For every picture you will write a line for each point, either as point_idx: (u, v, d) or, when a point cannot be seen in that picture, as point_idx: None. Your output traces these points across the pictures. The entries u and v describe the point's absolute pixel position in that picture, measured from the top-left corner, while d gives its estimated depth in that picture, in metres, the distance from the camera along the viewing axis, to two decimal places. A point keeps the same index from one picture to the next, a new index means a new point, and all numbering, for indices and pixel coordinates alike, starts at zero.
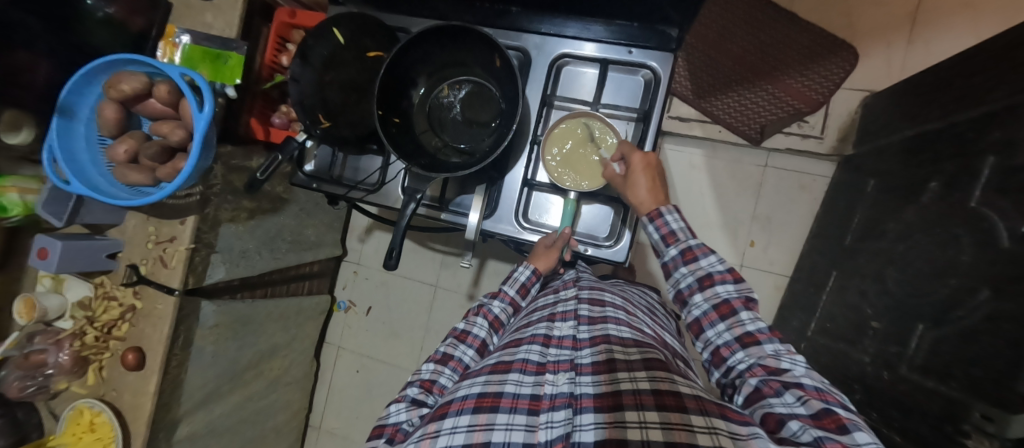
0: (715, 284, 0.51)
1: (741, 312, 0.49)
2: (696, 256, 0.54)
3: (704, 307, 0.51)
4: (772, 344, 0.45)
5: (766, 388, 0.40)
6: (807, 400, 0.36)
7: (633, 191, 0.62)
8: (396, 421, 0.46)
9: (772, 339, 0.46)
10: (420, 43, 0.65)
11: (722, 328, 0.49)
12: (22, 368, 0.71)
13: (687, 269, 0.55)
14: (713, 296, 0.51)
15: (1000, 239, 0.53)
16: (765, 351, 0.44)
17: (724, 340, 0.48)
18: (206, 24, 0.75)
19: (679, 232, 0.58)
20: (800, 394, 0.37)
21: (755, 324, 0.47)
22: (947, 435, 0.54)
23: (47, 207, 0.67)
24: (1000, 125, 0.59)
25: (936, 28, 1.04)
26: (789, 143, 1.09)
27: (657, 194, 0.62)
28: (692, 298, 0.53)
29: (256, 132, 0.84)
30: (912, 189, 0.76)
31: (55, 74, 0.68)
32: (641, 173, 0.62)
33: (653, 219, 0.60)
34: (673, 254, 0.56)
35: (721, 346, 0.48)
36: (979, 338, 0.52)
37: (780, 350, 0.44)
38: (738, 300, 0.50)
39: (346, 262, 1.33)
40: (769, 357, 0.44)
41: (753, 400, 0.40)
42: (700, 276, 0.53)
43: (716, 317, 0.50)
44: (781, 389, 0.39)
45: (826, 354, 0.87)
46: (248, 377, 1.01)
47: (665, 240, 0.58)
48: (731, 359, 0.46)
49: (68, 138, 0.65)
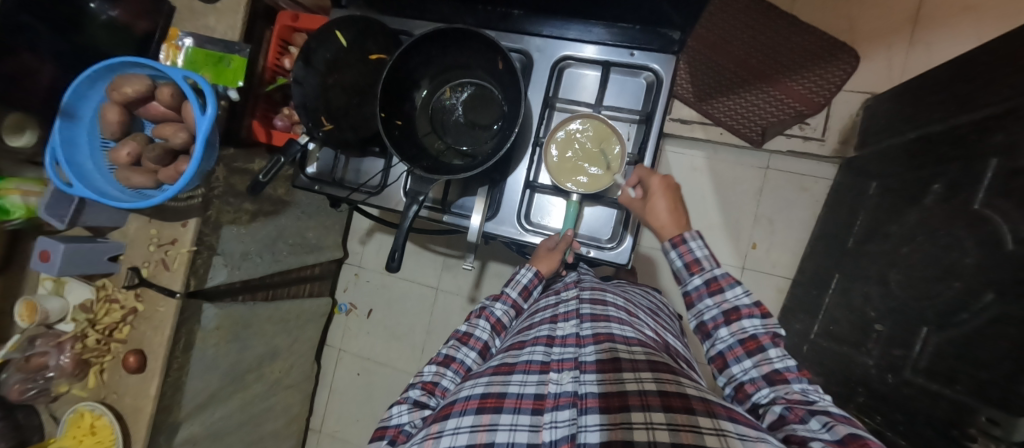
0: (742, 319, 0.50)
1: (769, 349, 0.48)
2: (722, 287, 0.53)
3: (729, 342, 0.50)
4: (800, 384, 0.44)
5: (790, 415, 0.40)
6: (833, 426, 0.36)
7: (653, 214, 0.62)
8: (398, 423, 0.46)
9: (801, 378, 0.44)
10: (423, 46, 0.65)
11: (748, 364, 0.48)
12: (23, 371, 0.71)
13: (712, 300, 0.54)
14: (739, 331, 0.50)
15: (1004, 242, 0.52)
16: (792, 388, 0.43)
17: (750, 376, 0.47)
18: (209, 28, 0.75)
19: (704, 261, 0.56)
20: (826, 421, 0.37)
21: (783, 362, 0.46)
22: (953, 439, 0.54)
23: (49, 210, 0.67)
24: (1003, 128, 0.59)
25: (936, 30, 1.04)
26: (791, 145, 1.09)
27: (679, 217, 0.62)
28: (716, 332, 0.52)
29: (257, 134, 0.84)
30: (915, 191, 0.76)
31: (58, 77, 0.68)
32: (659, 196, 0.62)
33: (676, 245, 0.58)
34: (697, 283, 0.55)
35: (746, 382, 0.47)
36: (985, 341, 0.51)
37: (808, 387, 0.43)
38: (765, 335, 0.49)
39: (348, 264, 1.32)
40: (795, 392, 0.43)
41: (778, 426, 0.40)
42: (726, 310, 0.52)
43: (742, 353, 0.49)
44: (806, 416, 0.39)
45: (829, 357, 0.87)
46: (249, 380, 1.01)
47: (688, 268, 0.57)
48: (756, 395, 0.45)
49: (71, 141, 0.65)
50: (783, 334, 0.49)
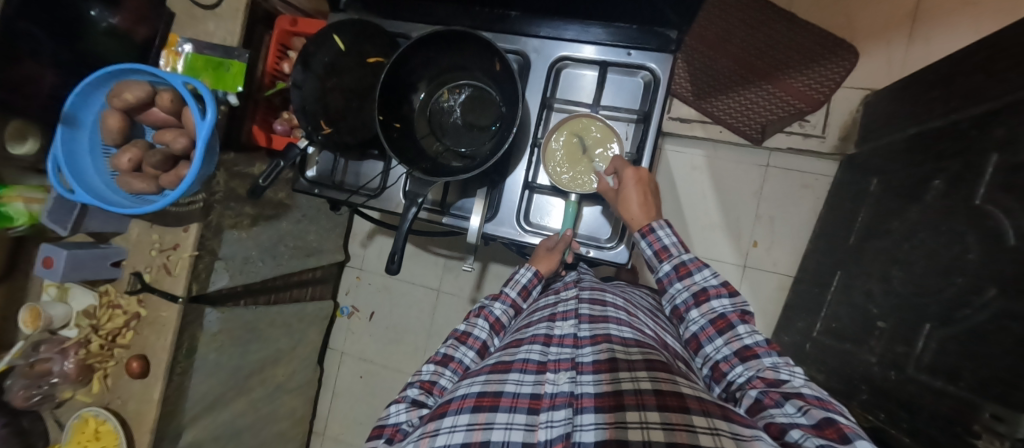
0: (710, 299, 0.52)
1: (738, 325, 0.49)
2: (690, 271, 0.56)
3: (701, 322, 0.52)
4: (771, 357, 0.45)
5: (766, 399, 0.39)
6: (808, 410, 0.36)
7: (625, 204, 0.63)
8: (395, 422, 0.45)
9: (771, 352, 0.45)
10: (420, 48, 0.66)
11: (720, 342, 0.49)
12: (27, 377, 0.71)
13: (682, 284, 0.56)
14: (709, 311, 0.52)
15: (1006, 237, 0.52)
16: (763, 364, 0.44)
17: (723, 354, 0.48)
18: (208, 34, 0.76)
19: (672, 248, 0.59)
20: (800, 405, 0.36)
21: (753, 338, 0.47)
22: (956, 435, 0.53)
23: (50, 217, 0.67)
24: (1003, 122, 0.59)
25: (936, 25, 1.03)
26: (791, 142, 1.09)
27: (650, 209, 0.63)
28: (689, 314, 0.54)
29: (258, 139, 0.85)
30: (916, 187, 0.76)
31: (60, 84, 0.68)
32: (632, 188, 0.62)
33: (646, 234, 0.61)
34: (667, 269, 0.58)
35: (720, 360, 0.48)
36: (987, 337, 0.51)
37: (778, 362, 0.44)
38: (734, 314, 0.50)
39: (349, 267, 1.33)
40: (767, 369, 0.43)
41: (755, 410, 0.39)
42: (695, 291, 0.54)
43: (714, 332, 0.50)
44: (781, 400, 0.38)
45: (832, 354, 0.86)
46: (252, 384, 1.01)
47: (658, 256, 0.59)
48: (731, 373, 0.46)
49: (72, 148, 0.66)
50: (753, 312, 0.51)
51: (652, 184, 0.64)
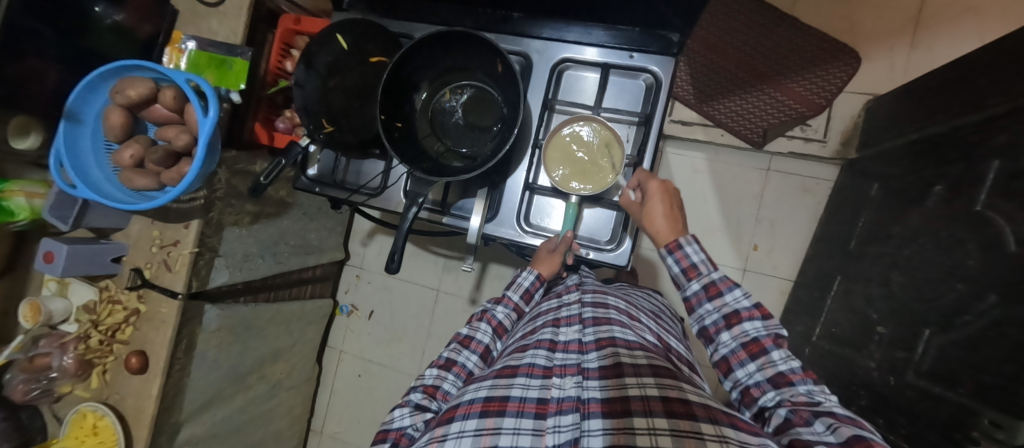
0: (743, 322, 0.50)
1: (772, 351, 0.47)
2: (721, 291, 0.54)
3: (732, 346, 0.50)
4: (805, 385, 0.44)
5: (796, 418, 0.39)
6: (837, 428, 0.36)
7: (651, 218, 0.62)
8: (400, 426, 0.46)
9: (805, 380, 0.44)
10: (423, 49, 0.66)
11: (752, 368, 0.48)
12: (27, 371, 0.72)
13: (712, 305, 0.54)
14: (741, 334, 0.50)
15: (1007, 243, 0.52)
16: (797, 390, 0.43)
17: (755, 380, 0.47)
18: (211, 31, 0.76)
19: (700, 265, 0.57)
20: (830, 422, 0.37)
21: (787, 364, 0.46)
22: (955, 442, 0.53)
23: (53, 211, 0.68)
24: (1004, 128, 0.59)
25: (939, 31, 1.03)
26: (793, 146, 1.09)
27: (677, 223, 0.62)
28: (719, 336, 0.52)
29: (261, 137, 0.86)
30: (916, 193, 0.76)
31: (63, 80, 0.69)
32: (657, 201, 0.63)
33: (672, 251, 0.59)
34: (696, 288, 0.55)
35: (751, 386, 0.47)
36: (987, 344, 0.51)
37: (813, 389, 0.43)
38: (767, 338, 0.49)
39: (349, 265, 1.33)
40: (801, 394, 0.42)
41: (783, 430, 0.40)
42: (726, 313, 0.52)
43: (746, 357, 0.49)
44: (811, 419, 0.38)
45: (831, 359, 0.86)
46: (251, 381, 1.01)
47: (687, 274, 0.57)
48: (762, 398, 0.45)
49: (75, 143, 0.66)
50: (786, 335, 0.49)
51: (677, 198, 0.65)
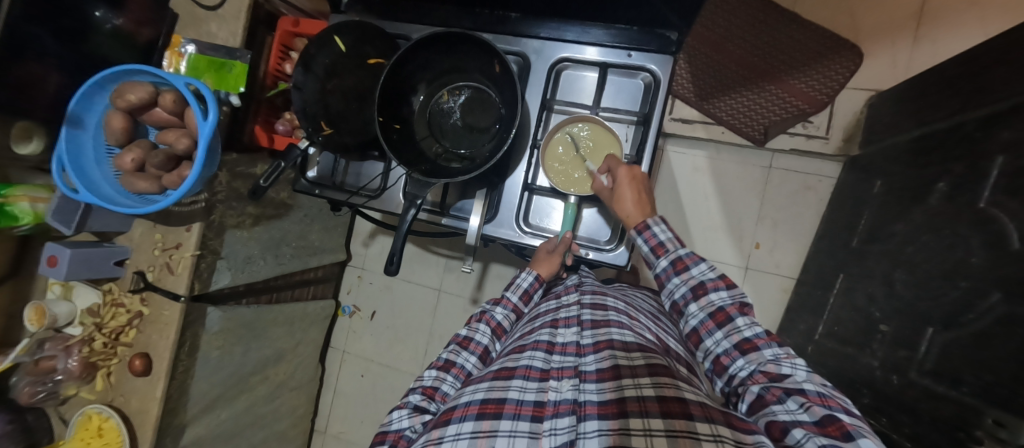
0: (709, 293, 0.51)
1: (737, 318, 0.48)
2: (687, 265, 0.54)
3: (700, 317, 0.50)
4: (771, 349, 0.44)
5: (768, 395, 0.38)
6: (810, 407, 0.35)
7: (620, 203, 0.62)
8: (398, 428, 0.46)
9: (770, 343, 0.45)
10: (420, 50, 0.66)
11: (720, 336, 0.48)
12: (33, 374, 0.72)
13: (679, 279, 0.54)
14: (708, 305, 0.50)
15: (1011, 241, 0.51)
16: (763, 356, 0.43)
17: (723, 347, 0.47)
18: (210, 34, 0.76)
19: (668, 243, 0.57)
20: (802, 401, 0.36)
21: (752, 330, 0.46)
22: (958, 441, 0.53)
23: (56, 216, 0.69)
24: (1008, 124, 0.58)
25: (943, 26, 1.02)
26: (794, 143, 1.08)
27: (645, 206, 0.62)
28: (688, 308, 0.52)
29: (261, 139, 0.86)
30: (919, 190, 0.75)
31: (64, 85, 0.69)
32: (626, 187, 0.62)
33: (641, 231, 0.59)
34: (664, 265, 0.56)
35: (721, 354, 0.47)
36: (991, 342, 0.51)
37: (778, 353, 0.43)
38: (733, 306, 0.49)
39: (351, 266, 1.33)
40: (769, 362, 0.42)
41: (756, 407, 0.39)
42: (693, 285, 0.52)
43: (713, 326, 0.49)
44: (784, 396, 0.38)
45: (834, 357, 0.86)
46: (254, 382, 1.02)
47: (654, 252, 0.58)
48: (732, 366, 0.45)
49: (77, 148, 0.66)
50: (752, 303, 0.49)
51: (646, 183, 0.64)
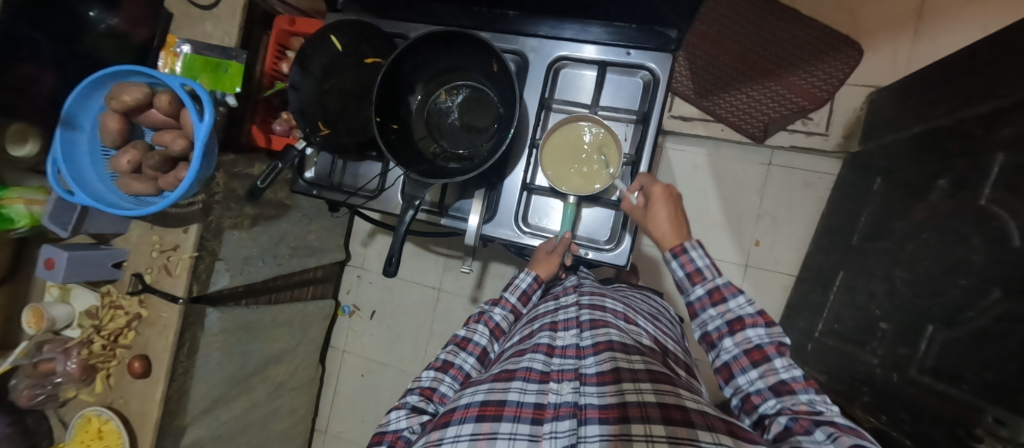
0: (747, 329, 0.49)
1: (775, 359, 0.47)
2: (724, 297, 0.53)
3: (734, 352, 0.49)
4: (807, 394, 0.43)
5: (796, 426, 0.39)
6: (837, 437, 0.36)
7: (655, 222, 0.62)
8: (396, 428, 0.46)
9: (807, 389, 0.44)
10: (418, 50, 0.65)
11: (754, 375, 0.47)
12: (32, 377, 0.72)
13: (715, 310, 0.53)
14: (744, 341, 0.49)
15: (1011, 238, 0.51)
16: (798, 399, 0.43)
17: (756, 387, 0.46)
18: (205, 34, 0.76)
19: (705, 270, 0.56)
20: (831, 431, 0.37)
21: (789, 372, 0.45)
22: (958, 439, 0.53)
23: (52, 219, 0.68)
24: (1009, 121, 0.58)
25: (944, 22, 1.02)
26: (794, 140, 1.08)
27: (680, 226, 0.61)
28: (721, 342, 0.51)
29: (258, 139, 0.85)
30: (920, 187, 0.75)
31: (59, 86, 0.68)
32: (661, 206, 0.62)
33: (677, 255, 0.58)
34: (700, 293, 0.55)
35: (753, 393, 0.46)
36: (991, 340, 0.50)
37: (815, 399, 0.43)
38: (770, 345, 0.48)
39: (350, 266, 1.33)
40: (802, 403, 0.42)
41: (783, 437, 0.40)
42: (730, 319, 0.51)
43: (748, 363, 0.48)
44: (811, 427, 0.39)
45: (834, 354, 0.86)
46: (254, 383, 1.02)
47: (691, 278, 0.56)
48: (763, 406, 0.45)
49: (71, 150, 0.66)
50: (789, 344, 0.48)
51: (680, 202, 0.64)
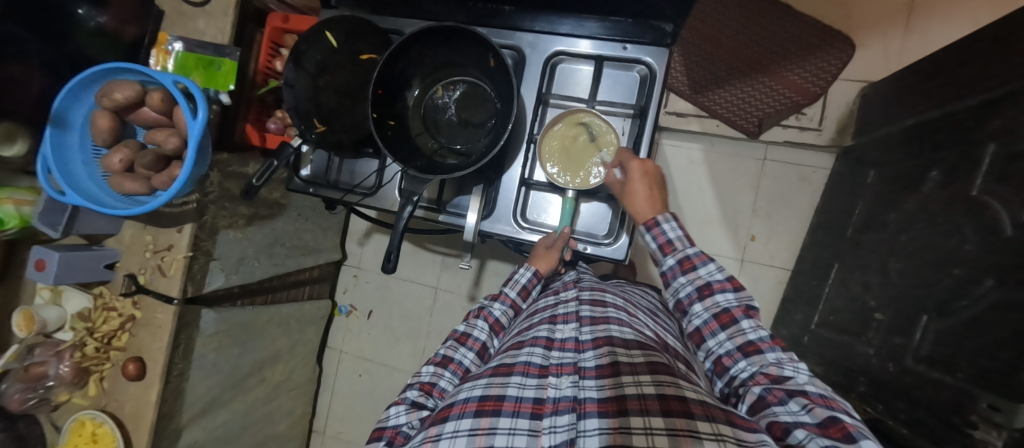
0: (715, 294, 0.52)
1: (742, 321, 0.49)
2: (694, 265, 0.55)
3: (704, 317, 0.52)
4: (774, 353, 0.45)
5: (769, 397, 0.40)
6: (812, 409, 0.37)
7: (631, 198, 0.62)
8: (395, 424, 0.46)
9: (774, 348, 0.46)
10: (414, 44, 0.65)
11: (723, 337, 0.49)
12: (23, 381, 0.71)
13: (685, 278, 0.55)
14: (713, 306, 0.52)
15: (1003, 228, 0.52)
16: (766, 359, 0.45)
17: (726, 349, 0.49)
18: (198, 31, 0.75)
19: (676, 242, 0.58)
20: (804, 402, 0.37)
21: (757, 333, 0.48)
22: (954, 427, 0.54)
23: (43, 219, 0.67)
24: (1000, 113, 0.58)
25: (934, 17, 1.03)
26: (788, 135, 1.09)
27: (657, 203, 0.62)
28: (692, 308, 0.54)
29: (251, 138, 0.85)
30: (912, 180, 0.76)
31: (48, 85, 0.67)
32: (638, 183, 0.61)
33: (650, 228, 0.60)
34: (671, 263, 0.57)
35: (723, 355, 0.48)
36: (984, 328, 0.51)
37: (782, 358, 0.45)
38: (738, 308, 0.50)
39: (346, 266, 1.32)
40: (771, 365, 0.44)
41: (758, 408, 0.40)
42: (699, 285, 0.53)
43: (717, 327, 0.50)
44: (785, 398, 0.39)
45: (830, 347, 0.87)
46: (250, 384, 1.01)
47: (663, 250, 0.58)
48: (733, 368, 0.47)
49: (62, 150, 0.65)
50: (757, 307, 0.51)
51: (660, 177, 0.63)
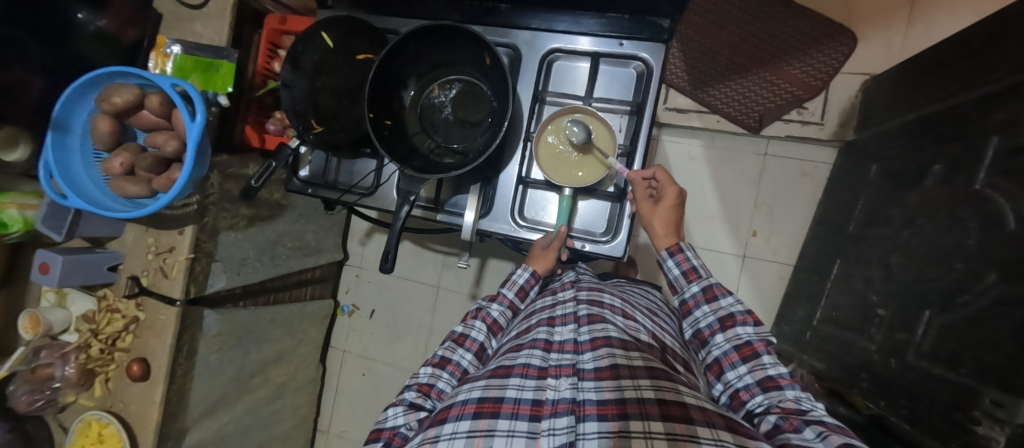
0: (736, 326, 0.53)
1: (763, 355, 0.49)
2: (717, 295, 0.58)
3: (725, 347, 0.52)
4: (793, 390, 0.44)
5: (785, 424, 0.39)
6: (827, 436, 0.35)
7: (654, 220, 0.65)
8: (394, 425, 0.46)
9: (794, 385, 0.45)
10: (409, 44, 0.65)
11: (743, 370, 0.49)
12: (30, 382, 0.72)
13: (708, 308, 0.58)
14: (735, 338, 0.52)
15: (1006, 221, 0.51)
16: (785, 395, 0.44)
17: (745, 383, 0.48)
18: (196, 34, 0.75)
19: (700, 269, 0.61)
20: (820, 430, 0.36)
21: (776, 369, 0.47)
22: (957, 423, 0.53)
23: (46, 223, 0.68)
24: (1004, 105, 0.58)
25: (937, 8, 1.01)
26: (789, 130, 1.08)
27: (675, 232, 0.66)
28: (712, 338, 0.55)
29: (251, 139, 0.86)
30: (915, 173, 0.75)
31: (48, 89, 0.68)
32: (665, 206, 0.65)
33: (674, 254, 0.63)
34: (695, 290, 0.60)
35: (741, 389, 0.48)
36: (988, 323, 0.51)
37: (800, 396, 0.44)
38: (759, 343, 0.51)
39: (348, 265, 1.33)
40: (789, 400, 0.43)
41: (773, 434, 0.39)
42: (721, 316, 0.55)
43: (737, 359, 0.51)
44: (801, 425, 0.38)
45: (832, 342, 0.86)
46: (254, 384, 1.02)
47: (687, 276, 0.61)
48: (750, 402, 0.46)
49: (63, 154, 0.65)
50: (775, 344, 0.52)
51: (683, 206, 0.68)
